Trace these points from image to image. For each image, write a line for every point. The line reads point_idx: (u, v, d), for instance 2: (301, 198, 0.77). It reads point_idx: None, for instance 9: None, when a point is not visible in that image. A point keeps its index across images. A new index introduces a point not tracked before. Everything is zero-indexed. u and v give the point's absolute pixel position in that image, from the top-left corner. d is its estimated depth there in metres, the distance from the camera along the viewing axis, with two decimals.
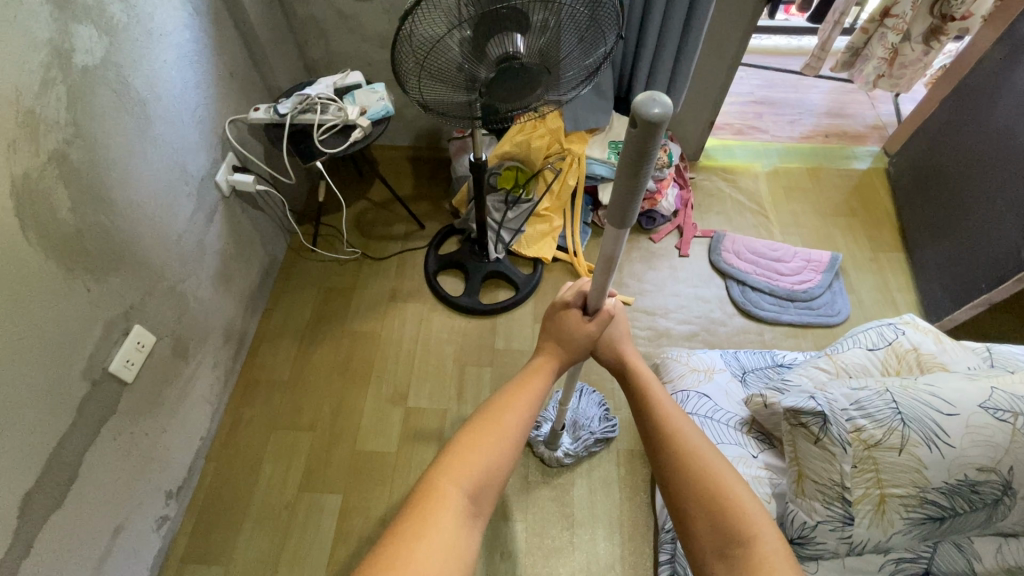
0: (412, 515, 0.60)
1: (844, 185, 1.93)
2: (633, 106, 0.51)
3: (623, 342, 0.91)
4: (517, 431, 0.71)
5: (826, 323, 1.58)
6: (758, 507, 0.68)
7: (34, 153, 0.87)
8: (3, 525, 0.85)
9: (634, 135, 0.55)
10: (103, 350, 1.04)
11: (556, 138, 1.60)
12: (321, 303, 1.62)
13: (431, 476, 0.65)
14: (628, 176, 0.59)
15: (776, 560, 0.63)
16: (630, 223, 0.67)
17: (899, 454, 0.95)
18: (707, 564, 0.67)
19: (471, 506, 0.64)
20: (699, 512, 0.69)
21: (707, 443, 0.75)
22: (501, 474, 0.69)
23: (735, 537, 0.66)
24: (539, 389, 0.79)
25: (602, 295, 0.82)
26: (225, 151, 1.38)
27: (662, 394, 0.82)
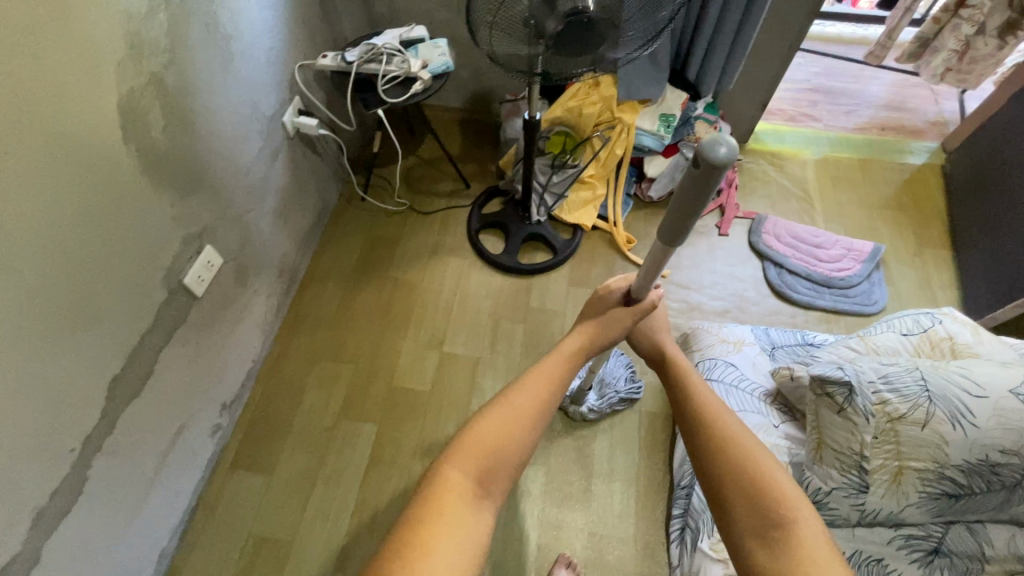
0: (421, 505, 0.64)
1: (896, 178, 1.89)
2: (703, 149, 0.58)
3: (659, 332, 0.95)
4: (526, 416, 0.74)
5: (861, 311, 1.58)
6: (794, 490, 0.70)
7: (138, 73, 0.96)
8: (93, 403, 0.96)
9: (694, 174, 0.62)
10: (180, 263, 1.14)
11: (608, 105, 1.62)
12: (368, 249, 1.70)
13: (439, 466, 0.68)
14: (682, 203, 0.66)
15: (814, 542, 0.65)
16: (678, 245, 0.73)
17: (921, 430, 0.98)
18: (745, 544, 0.67)
19: (478, 489, 0.67)
20: (738, 494, 0.70)
21: (745, 429, 0.77)
22: (512, 458, 0.71)
23: (775, 519, 0.67)
24: (562, 372, 0.82)
25: (647, 285, 0.86)
26: (293, 94, 1.46)
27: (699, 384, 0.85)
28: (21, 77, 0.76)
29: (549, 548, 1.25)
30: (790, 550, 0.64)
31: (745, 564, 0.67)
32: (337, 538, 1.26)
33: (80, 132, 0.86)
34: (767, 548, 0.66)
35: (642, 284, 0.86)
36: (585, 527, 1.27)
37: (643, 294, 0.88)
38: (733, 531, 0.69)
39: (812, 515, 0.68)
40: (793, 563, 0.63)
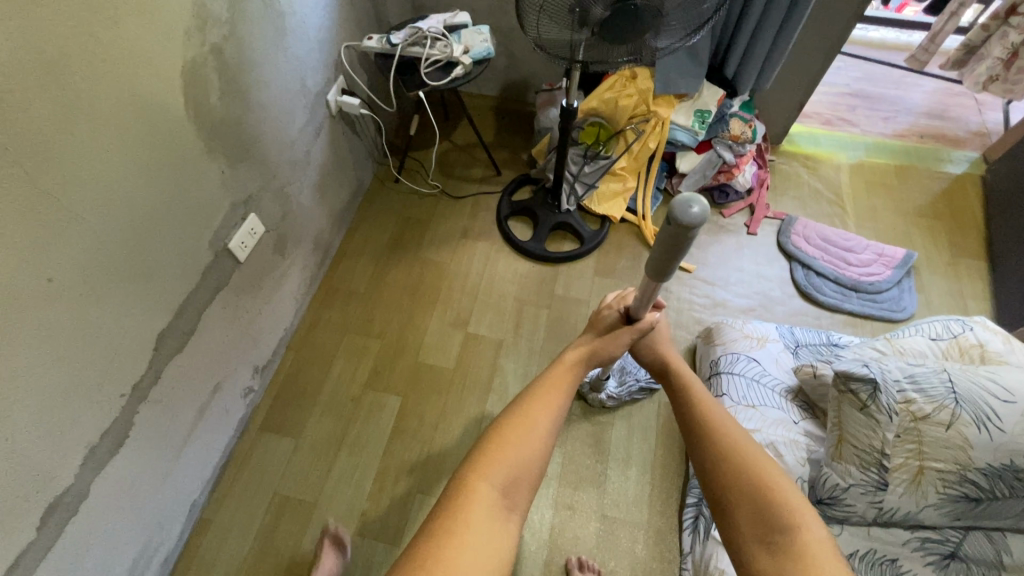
0: (445, 518, 0.62)
1: (933, 186, 1.87)
2: (675, 210, 0.63)
3: (662, 344, 0.96)
4: (547, 423, 0.72)
5: (889, 317, 1.57)
6: (799, 497, 0.70)
7: (201, 43, 1.01)
8: (142, 353, 1.02)
9: (671, 229, 0.67)
10: (226, 228, 1.19)
11: (644, 99, 1.63)
12: (399, 229, 1.74)
13: (462, 478, 0.66)
14: (665, 252, 0.71)
15: (819, 548, 0.65)
16: (666, 279, 0.76)
17: (946, 430, 0.98)
18: (750, 551, 0.68)
19: (504, 499, 0.65)
20: (742, 501, 0.71)
21: (747, 437, 0.77)
22: (535, 469, 0.69)
23: (780, 526, 0.67)
24: (572, 382, 0.81)
25: (645, 305, 0.87)
26: (337, 74, 1.51)
27: (703, 392, 0.86)
28: (99, 39, 0.82)
29: (562, 528, 1.27)
30: (794, 556, 0.64)
31: (750, 570, 0.67)
32: (358, 502, 1.30)
33: (146, 95, 0.92)
34: (772, 554, 0.66)
35: (641, 304, 0.87)
36: (599, 509, 1.30)
37: (642, 313, 0.90)
38: (738, 537, 0.69)
39: (819, 524, 0.67)
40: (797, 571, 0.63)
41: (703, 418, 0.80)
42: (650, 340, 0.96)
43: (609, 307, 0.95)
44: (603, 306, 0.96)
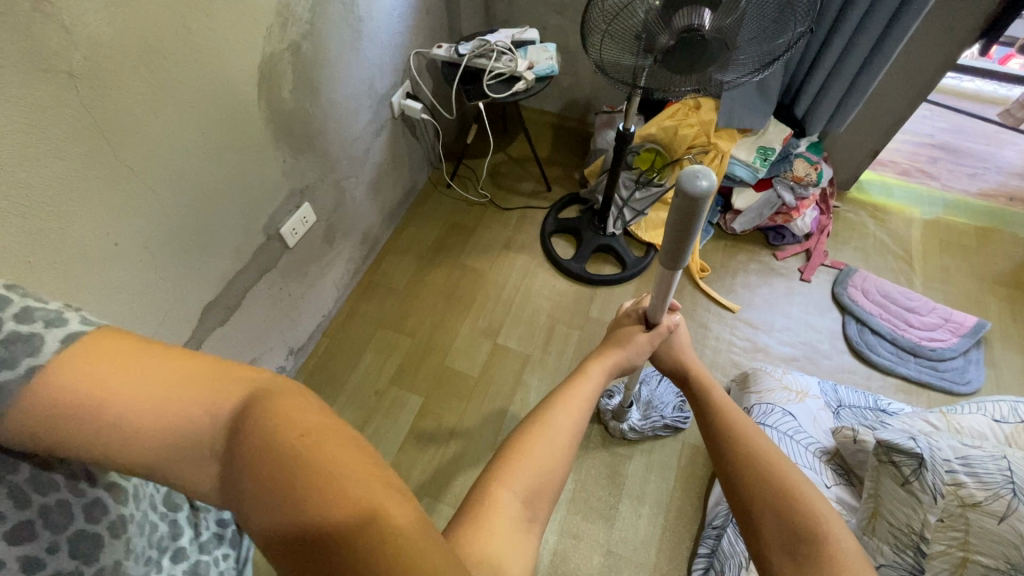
0: (467, 525, 0.58)
1: (1018, 254, 1.71)
2: (681, 182, 0.62)
3: (682, 349, 0.94)
4: (568, 432, 0.70)
5: (949, 389, 1.44)
6: (823, 503, 0.68)
7: (281, 39, 1.08)
8: (188, 321, 1.08)
9: (679, 203, 0.66)
10: (280, 214, 1.25)
11: (706, 129, 1.58)
12: (444, 233, 1.78)
13: (485, 486, 0.63)
14: (677, 232, 0.70)
15: (847, 557, 0.63)
16: (683, 264, 0.77)
17: (997, 523, 0.86)
18: (774, 563, 0.65)
19: (527, 510, 0.62)
20: (765, 511, 0.68)
21: (768, 441, 0.75)
22: (558, 481, 0.67)
23: (805, 535, 0.65)
24: (593, 389, 0.79)
25: (662, 305, 0.87)
26: (404, 78, 1.56)
27: (721, 396, 0.83)
28: (191, 29, 0.88)
29: (565, 555, 1.24)
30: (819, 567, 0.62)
31: None
32: None
33: (225, 83, 0.98)
34: (796, 566, 0.64)
35: (658, 305, 0.87)
36: (604, 543, 1.25)
37: (659, 315, 0.89)
38: (762, 549, 0.67)
39: (843, 531, 0.65)
40: None
41: (722, 422, 0.78)
42: (669, 346, 0.94)
43: (627, 313, 0.96)
44: (622, 313, 0.97)
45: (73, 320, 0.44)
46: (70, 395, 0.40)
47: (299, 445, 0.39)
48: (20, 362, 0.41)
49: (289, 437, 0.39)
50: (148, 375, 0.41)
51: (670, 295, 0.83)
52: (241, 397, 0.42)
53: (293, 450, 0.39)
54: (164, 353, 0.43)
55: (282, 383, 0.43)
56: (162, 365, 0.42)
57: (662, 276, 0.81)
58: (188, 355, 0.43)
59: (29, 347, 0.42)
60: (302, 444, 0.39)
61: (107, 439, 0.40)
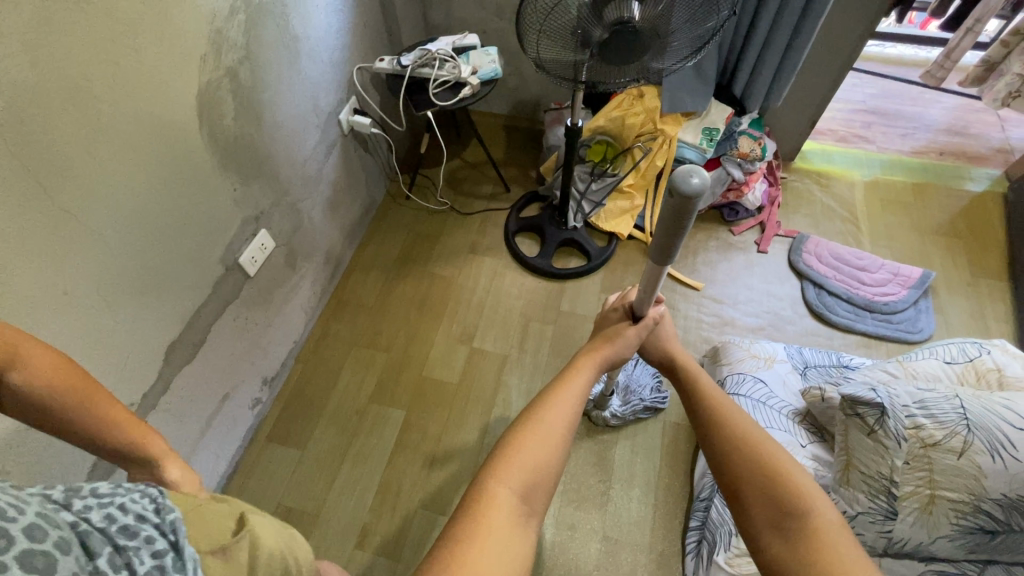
0: (465, 524, 0.59)
1: (952, 204, 1.82)
2: (675, 181, 0.64)
3: (669, 340, 0.96)
4: (562, 425, 0.71)
5: (905, 338, 1.52)
6: (809, 480, 0.70)
7: (216, 66, 1.06)
8: (151, 362, 1.05)
9: (671, 202, 0.68)
10: (237, 243, 1.23)
11: (651, 117, 1.65)
12: (409, 245, 1.77)
13: (482, 483, 0.63)
14: (667, 229, 0.73)
15: (831, 529, 0.65)
16: (672, 261, 0.80)
17: (957, 458, 0.94)
18: (763, 540, 0.68)
19: (523, 506, 0.63)
20: (754, 488, 0.70)
21: (754, 423, 0.77)
22: (552, 473, 0.67)
23: (792, 510, 0.67)
24: (585, 382, 0.80)
25: (649, 298, 0.90)
26: (350, 94, 1.56)
27: (709, 381, 0.85)
28: (120, 65, 0.87)
29: (562, 546, 1.25)
30: (806, 540, 0.65)
31: (764, 558, 0.67)
32: (359, 516, 1.31)
33: (163, 116, 0.96)
34: (785, 540, 0.66)
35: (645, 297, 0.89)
36: (600, 529, 1.28)
37: (646, 308, 0.92)
38: (752, 525, 0.69)
39: (826, 504, 0.68)
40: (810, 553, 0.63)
41: (711, 406, 0.80)
42: (656, 338, 0.96)
43: (613, 309, 0.98)
44: (609, 309, 1.00)
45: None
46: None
47: (79, 393, 0.63)
48: None
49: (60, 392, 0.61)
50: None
51: (658, 286, 0.85)
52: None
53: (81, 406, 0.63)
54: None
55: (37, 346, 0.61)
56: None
57: (649, 270, 0.83)
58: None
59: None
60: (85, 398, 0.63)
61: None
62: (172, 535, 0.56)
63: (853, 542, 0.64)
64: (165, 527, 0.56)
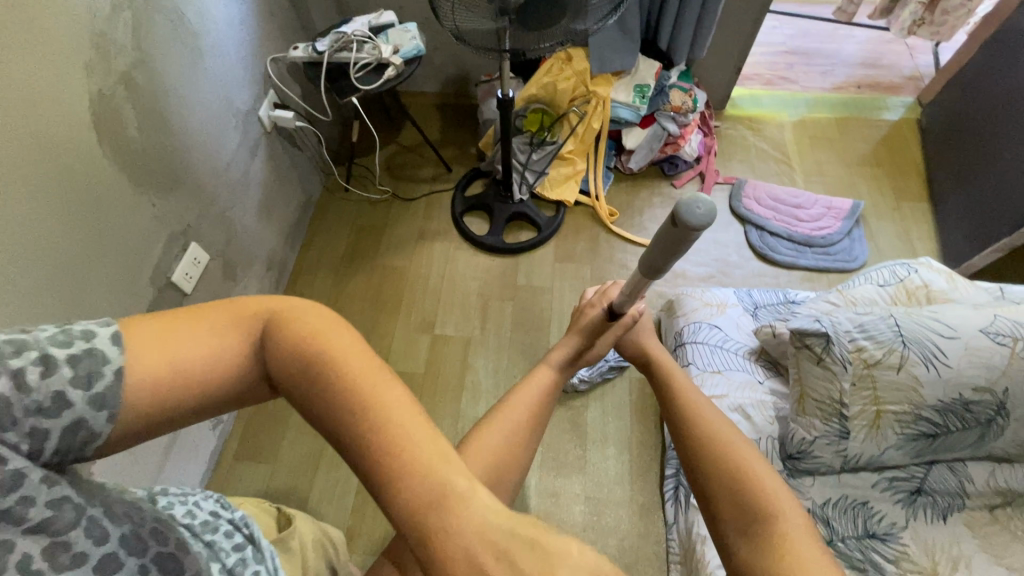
0: None
1: (874, 134, 1.91)
2: (679, 208, 0.62)
3: (646, 338, 1.00)
4: (523, 424, 0.83)
5: (842, 267, 1.61)
6: (778, 483, 0.70)
7: (106, 73, 0.96)
8: None
9: (674, 227, 0.65)
10: (165, 261, 1.15)
11: (581, 79, 1.65)
12: (354, 239, 1.71)
13: None
14: (664, 248, 0.71)
15: (797, 534, 0.64)
16: (662, 275, 0.78)
17: (897, 373, 1.02)
18: (731, 542, 0.68)
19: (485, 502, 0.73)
20: (721, 491, 0.72)
21: (724, 425, 0.80)
22: (516, 466, 0.79)
23: (758, 515, 0.67)
24: (548, 382, 0.91)
25: (627, 304, 0.92)
26: (267, 88, 1.46)
27: (684, 381, 0.90)
28: None
29: (548, 515, 1.28)
30: (769, 541, 0.64)
31: (733, 563, 0.67)
32: (342, 519, 1.29)
33: (53, 137, 0.87)
34: (750, 544, 0.66)
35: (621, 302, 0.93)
36: (582, 492, 1.31)
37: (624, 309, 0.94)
38: (721, 528, 0.70)
39: (794, 505, 0.67)
40: (771, 556, 0.63)
41: (682, 407, 0.84)
42: (635, 335, 1.00)
43: (591, 304, 1.00)
44: (586, 303, 1.02)
45: (97, 326, 0.46)
46: (141, 386, 0.46)
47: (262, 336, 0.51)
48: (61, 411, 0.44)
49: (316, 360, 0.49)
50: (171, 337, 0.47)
51: (637, 294, 0.87)
52: (267, 323, 0.51)
53: (337, 384, 0.48)
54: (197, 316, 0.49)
55: (305, 309, 0.52)
56: (187, 329, 0.48)
57: (640, 284, 0.84)
58: (188, 311, 0.49)
59: (98, 359, 0.44)
60: (353, 382, 0.48)
61: (164, 402, 0.47)
62: (244, 528, 0.69)
63: (822, 546, 0.63)
64: (237, 522, 0.70)
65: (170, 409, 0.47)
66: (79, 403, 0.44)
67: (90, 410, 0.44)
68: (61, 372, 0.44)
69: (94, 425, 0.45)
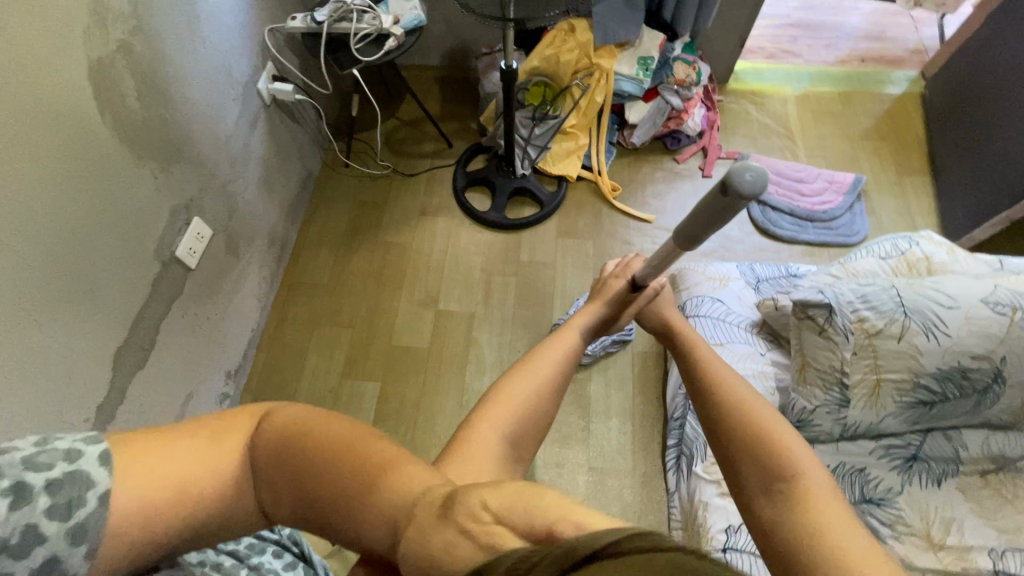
0: (454, 454, 0.66)
1: (877, 108, 1.90)
2: (730, 175, 0.63)
3: (668, 309, 1.03)
4: (551, 372, 0.80)
5: (843, 242, 1.62)
6: (803, 447, 0.69)
7: (104, 41, 0.94)
8: (100, 374, 0.99)
9: (721, 197, 0.67)
10: (169, 236, 1.14)
11: (585, 52, 1.62)
12: (355, 216, 1.70)
13: (472, 427, 0.70)
14: (705, 218, 0.72)
15: (820, 494, 0.63)
16: (698, 246, 0.79)
17: (897, 342, 1.04)
18: (752, 503, 0.67)
19: (512, 452, 0.70)
20: (744, 452, 0.71)
21: (747, 389, 0.80)
22: (542, 417, 0.76)
23: (781, 476, 0.66)
24: (576, 340, 0.90)
25: (653, 273, 0.96)
26: (265, 60, 1.43)
27: (707, 349, 0.91)
28: None
29: (552, 485, 1.31)
30: (797, 501, 0.63)
31: (755, 523, 0.66)
32: None
33: (53, 106, 0.86)
34: (773, 503, 0.65)
35: (648, 271, 0.96)
36: (586, 462, 1.34)
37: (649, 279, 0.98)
38: (743, 489, 0.69)
39: (822, 470, 0.66)
40: (795, 514, 0.62)
41: (707, 373, 0.84)
42: (657, 307, 1.03)
43: (615, 277, 1.03)
44: (610, 276, 1.04)
45: (86, 445, 0.51)
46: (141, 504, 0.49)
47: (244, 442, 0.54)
48: (36, 551, 0.48)
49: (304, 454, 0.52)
50: (162, 455, 0.50)
51: (666, 262, 0.91)
52: (255, 430, 0.55)
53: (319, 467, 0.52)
54: (185, 431, 0.53)
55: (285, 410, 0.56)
56: (178, 445, 0.51)
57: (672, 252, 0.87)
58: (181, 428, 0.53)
59: (85, 483, 0.48)
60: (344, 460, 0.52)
61: (164, 522, 0.49)
62: (295, 546, 0.81)
63: (845, 506, 0.62)
64: (286, 540, 0.80)
65: (165, 527, 0.50)
66: (55, 534, 0.48)
67: (66, 544, 0.48)
68: (34, 504, 0.49)
69: (72, 561, 0.48)
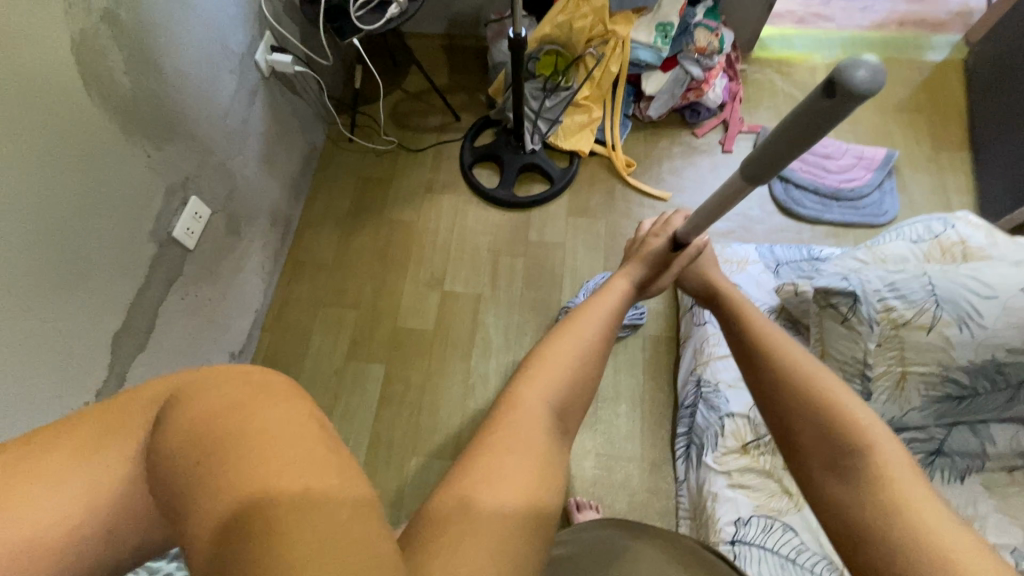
0: (493, 422, 0.55)
1: (914, 77, 1.77)
2: (839, 71, 0.52)
3: (710, 269, 0.99)
4: (593, 323, 0.73)
5: (870, 222, 1.53)
6: (870, 415, 0.63)
7: (86, 10, 0.89)
8: (98, 357, 0.98)
9: (817, 107, 0.57)
10: (166, 216, 1.11)
11: (600, 18, 1.53)
12: (360, 193, 1.65)
13: (513, 391, 0.59)
14: (790, 140, 0.63)
15: (896, 470, 0.57)
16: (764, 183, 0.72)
17: (926, 334, 0.98)
18: (818, 480, 0.62)
19: (560, 423, 0.59)
20: (806, 423, 0.65)
21: (802, 352, 0.73)
22: (591, 377, 0.67)
23: (849, 449, 0.60)
24: (619, 295, 0.84)
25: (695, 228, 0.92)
26: (263, 29, 1.37)
27: (752, 309, 0.84)
28: None
29: None
30: (867, 475, 0.58)
31: (821, 501, 0.61)
32: None
33: (34, 82, 0.82)
34: (841, 480, 0.60)
35: (694, 225, 0.91)
36: (593, 449, 1.31)
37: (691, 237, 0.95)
38: (806, 464, 0.64)
39: (893, 440, 0.60)
40: (869, 492, 0.56)
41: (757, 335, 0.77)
42: (696, 266, 0.99)
43: (655, 235, 0.98)
44: (647, 235, 1.00)
45: None
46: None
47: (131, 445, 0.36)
48: None
49: (199, 479, 0.33)
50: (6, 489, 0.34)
51: (712, 218, 0.87)
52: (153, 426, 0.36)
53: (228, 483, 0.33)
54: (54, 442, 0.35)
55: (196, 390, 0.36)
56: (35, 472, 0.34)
57: (721, 203, 0.82)
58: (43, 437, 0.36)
59: None
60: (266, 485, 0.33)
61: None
62: None
63: (923, 482, 0.56)
64: None
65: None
66: None
67: None
68: None
69: None
